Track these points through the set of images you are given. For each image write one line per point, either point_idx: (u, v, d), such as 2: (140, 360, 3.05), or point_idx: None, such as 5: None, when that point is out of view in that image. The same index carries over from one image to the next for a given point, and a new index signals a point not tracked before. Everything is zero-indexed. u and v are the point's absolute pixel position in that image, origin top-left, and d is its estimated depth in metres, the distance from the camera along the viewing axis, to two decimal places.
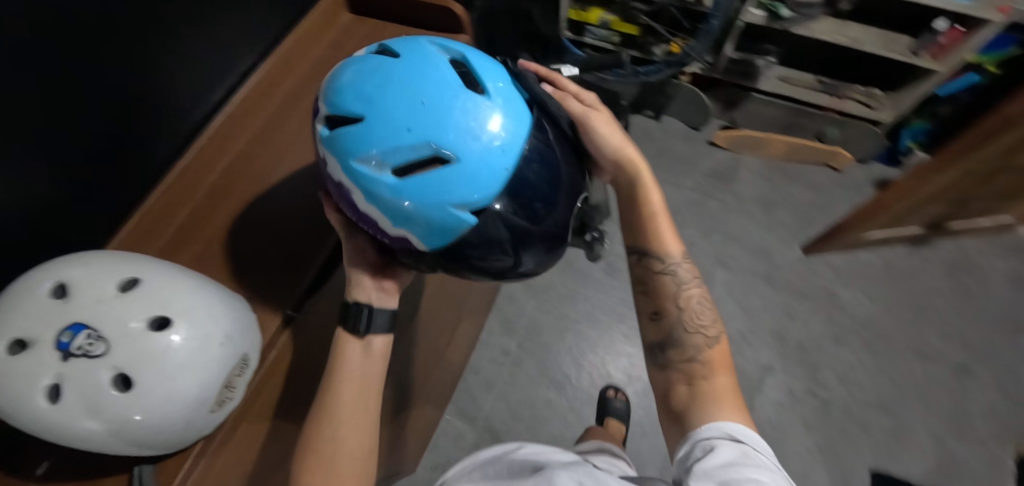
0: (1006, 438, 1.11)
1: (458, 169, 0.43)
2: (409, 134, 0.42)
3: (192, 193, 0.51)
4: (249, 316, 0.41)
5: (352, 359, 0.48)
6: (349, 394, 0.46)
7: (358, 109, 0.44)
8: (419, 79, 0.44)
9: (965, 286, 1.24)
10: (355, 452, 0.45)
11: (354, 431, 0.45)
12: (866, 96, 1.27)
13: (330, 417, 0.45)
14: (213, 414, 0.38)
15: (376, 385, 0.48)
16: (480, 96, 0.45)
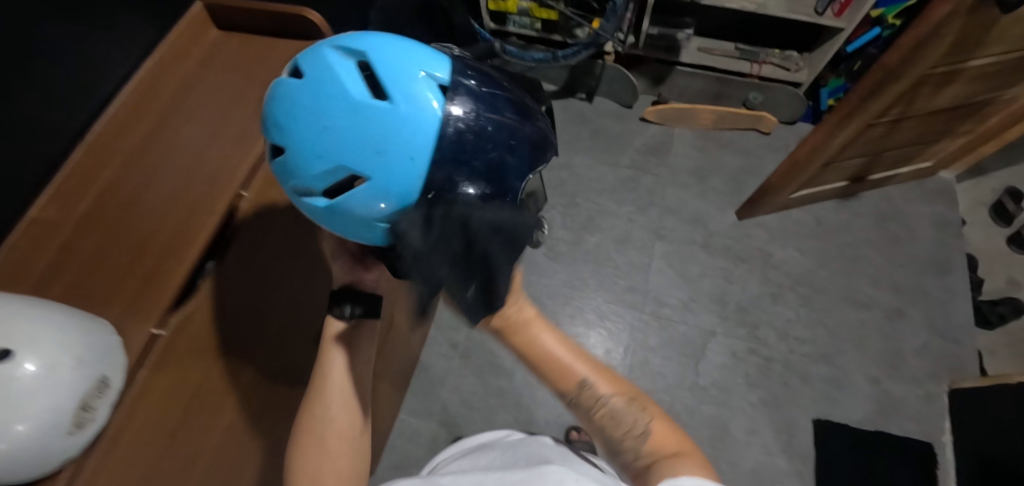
0: (939, 374, 1.15)
1: (370, 187, 0.37)
2: (317, 169, 0.37)
3: (49, 233, 0.48)
4: (100, 340, 0.43)
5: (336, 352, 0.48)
6: (341, 386, 0.47)
7: (276, 133, 0.39)
8: (327, 95, 0.37)
9: (891, 233, 1.30)
10: (345, 432, 0.46)
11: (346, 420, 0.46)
12: (782, 59, 1.31)
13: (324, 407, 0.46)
14: (73, 437, 0.39)
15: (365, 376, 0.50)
16: (389, 107, 0.37)
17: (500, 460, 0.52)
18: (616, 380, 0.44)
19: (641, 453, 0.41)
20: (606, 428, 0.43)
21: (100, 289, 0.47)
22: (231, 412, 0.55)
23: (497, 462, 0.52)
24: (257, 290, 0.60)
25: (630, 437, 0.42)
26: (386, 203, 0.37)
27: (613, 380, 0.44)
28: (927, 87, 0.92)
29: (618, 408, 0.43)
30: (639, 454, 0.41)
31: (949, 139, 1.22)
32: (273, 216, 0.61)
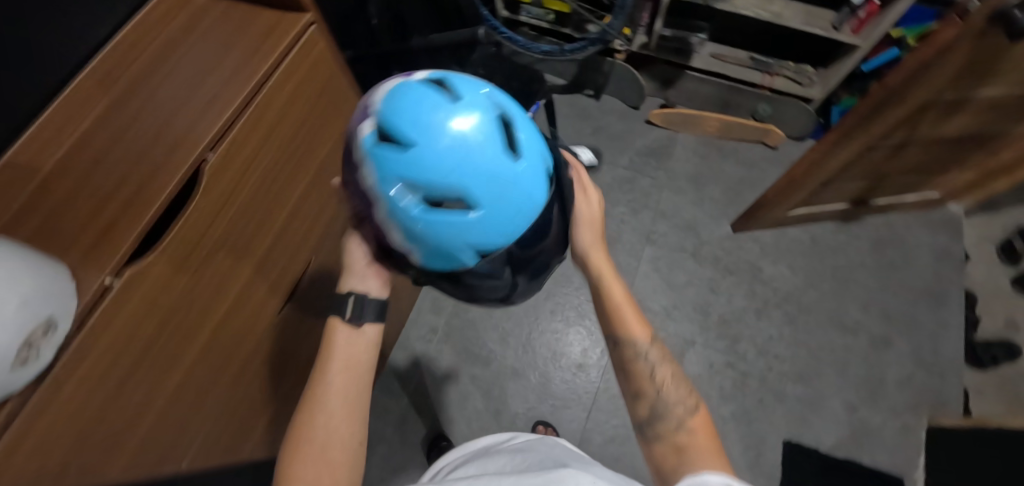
0: (919, 407, 1.13)
1: (478, 221, 0.43)
2: (442, 177, 0.42)
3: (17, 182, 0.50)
4: (52, 281, 0.44)
5: (343, 337, 0.54)
6: (343, 360, 0.53)
7: (409, 135, 0.42)
8: (475, 132, 0.42)
9: (889, 260, 1.26)
10: (345, 438, 0.49)
11: (347, 391, 0.51)
12: (795, 72, 1.28)
13: (326, 380, 0.51)
14: (15, 372, 0.42)
15: (366, 355, 0.55)
16: (520, 166, 0.44)
17: (509, 464, 0.61)
18: (668, 352, 0.57)
19: (683, 425, 0.51)
20: (663, 390, 0.54)
21: (53, 240, 0.49)
22: (175, 370, 0.59)
23: (505, 467, 0.61)
24: (224, 262, 0.63)
25: (681, 405, 0.53)
26: (481, 237, 0.44)
27: (664, 352, 0.56)
28: (931, 113, 0.89)
29: (666, 379, 0.55)
30: (683, 424, 0.51)
31: (958, 170, 1.18)
32: (243, 179, 0.61)
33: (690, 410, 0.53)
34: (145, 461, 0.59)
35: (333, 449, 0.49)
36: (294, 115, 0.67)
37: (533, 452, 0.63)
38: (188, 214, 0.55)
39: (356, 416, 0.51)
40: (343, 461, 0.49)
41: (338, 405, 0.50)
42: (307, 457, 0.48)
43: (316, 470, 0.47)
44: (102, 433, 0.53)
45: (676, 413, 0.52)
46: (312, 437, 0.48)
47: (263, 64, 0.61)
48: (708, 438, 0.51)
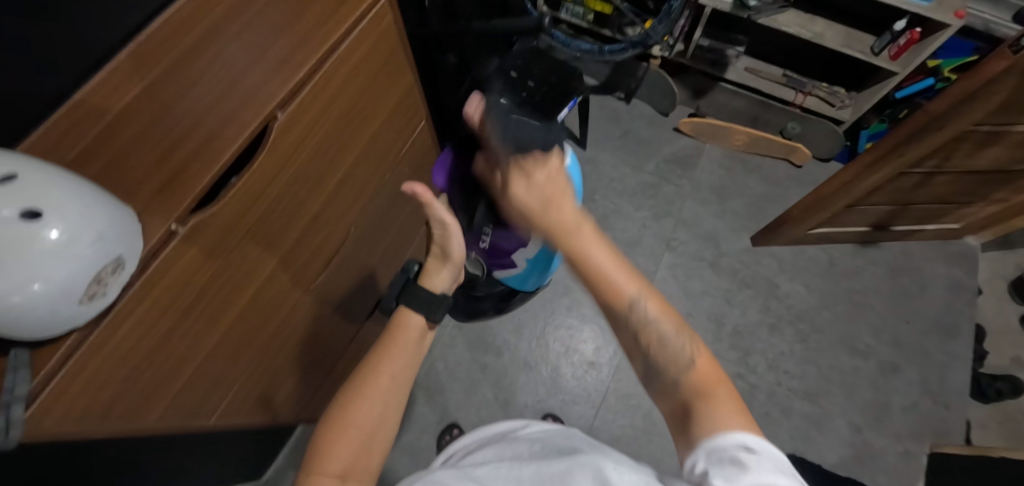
0: (922, 434, 1.14)
1: None
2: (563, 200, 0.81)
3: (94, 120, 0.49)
4: (125, 221, 0.45)
5: (411, 330, 0.60)
6: (405, 353, 0.57)
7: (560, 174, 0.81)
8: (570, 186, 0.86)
9: (903, 288, 1.28)
10: (383, 428, 0.52)
11: (399, 380, 0.55)
12: (828, 93, 1.30)
13: (386, 366, 0.55)
14: (84, 304, 0.44)
15: (421, 352, 0.60)
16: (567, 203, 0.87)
17: (528, 452, 0.57)
18: (670, 311, 0.49)
19: (680, 386, 0.47)
20: (654, 351, 0.49)
21: (126, 175, 0.49)
22: (227, 325, 0.64)
23: (524, 453, 0.57)
24: (274, 223, 0.65)
25: (674, 367, 0.47)
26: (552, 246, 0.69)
27: (662, 307, 0.49)
28: (967, 144, 0.90)
29: (659, 337, 0.48)
30: (678, 386, 0.47)
31: (980, 204, 1.20)
32: (303, 143, 0.65)
33: (691, 363, 0.48)
34: (179, 412, 0.61)
35: (376, 436, 0.51)
36: (354, 87, 0.71)
37: (552, 441, 0.59)
38: (251, 173, 0.58)
39: (398, 405, 0.54)
40: (380, 444, 0.52)
41: (388, 393, 0.53)
42: (350, 440, 0.50)
43: (356, 450, 0.50)
44: (149, 377, 0.55)
45: (676, 381, 0.47)
46: (359, 423, 0.51)
47: (334, 33, 0.64)
48: (719, 388, 0.46)
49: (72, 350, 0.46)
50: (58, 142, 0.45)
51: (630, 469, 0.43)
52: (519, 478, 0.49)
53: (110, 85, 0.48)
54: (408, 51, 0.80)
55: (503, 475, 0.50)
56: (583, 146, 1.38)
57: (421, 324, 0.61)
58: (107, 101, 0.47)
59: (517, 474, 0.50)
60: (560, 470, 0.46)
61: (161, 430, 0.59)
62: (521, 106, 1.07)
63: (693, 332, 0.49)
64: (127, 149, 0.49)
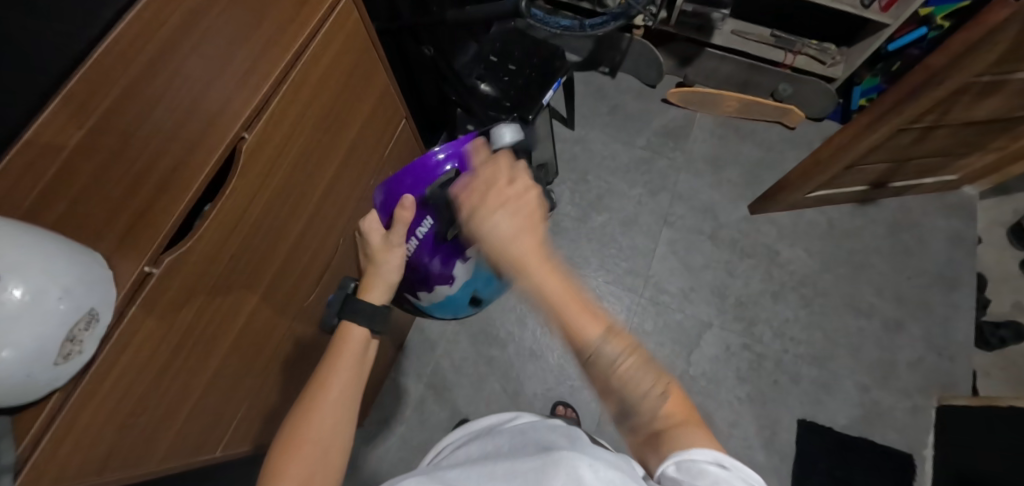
0: (929, 388, 1.14)
1: None
2: None
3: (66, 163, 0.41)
4: (92, 271, 0.42)
5: (354, 342, 0.57)
6: (350, 367, 0.54)
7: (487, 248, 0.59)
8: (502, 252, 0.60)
9: (904, 244, 1.27)
10: (342, 445, 0.50)
11: (347, 394, 0.52)
12: (818, 51, 1.25)
13: (333, 380, 0.52)
14: (59, 366, 0.40)
15: (370, 361, 0.58)
16: None
17: (507, 447, 0.47)
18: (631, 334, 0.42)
19: (656, 414, 0.42)
20: (627, 386, 0.42)
21: (95, 220, 0.44)
22: (222, 354, 0.61)
23: (504, 449, 0.47)
24: (259, 249, 0.63)
25: (648, 396, 0.42)
26: None
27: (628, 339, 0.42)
28: (966, 96, 0.88)
29: (629, 371, 0.41)
30: (656, 414, 0.42)
31: (977, 154, 1.18)
32: (279, 157, 0.62)
33: (658, 395, 0.42)
34: (182, 450, 0.59)
35: (333, 452, 0.48)
36: (325, 96, 0.68)
37: (539, 433, 0.48)
38: (226, 196, 0.55)
39: (350, 417, 0.52)
40: (335, 463, 0.48)
41: (338, 405, 0.51)
42: (305, 457, 0.47)
43: (313, 466, 0.47)
44: (145, 422, 0.53)
45: (646, 406, 0.42)
46: (313, 439, 0.48)
47: (296, 40, 0.60)
48: (692, 423, 0.42)
49: (55, 411, 0.43)
50: (18, 187, 0.38)
51: (610, 471, 0.36)
52: (490, 474, 0.40)
53: (66, 118, 0.40)
54: (380, 50, 0.77)
55: (471, 472, 0.41)
56: (571, 125, 1.34)
57: (362, 336, 0.57)
58: (63, 137, 0.40)
59: (487, 469, 0.41)
60: (532, 466, 0.37)
61: (161, 470, 0.57)
62: (504, 91, 1.05)
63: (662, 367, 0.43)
64: (86, 188, 0.43)
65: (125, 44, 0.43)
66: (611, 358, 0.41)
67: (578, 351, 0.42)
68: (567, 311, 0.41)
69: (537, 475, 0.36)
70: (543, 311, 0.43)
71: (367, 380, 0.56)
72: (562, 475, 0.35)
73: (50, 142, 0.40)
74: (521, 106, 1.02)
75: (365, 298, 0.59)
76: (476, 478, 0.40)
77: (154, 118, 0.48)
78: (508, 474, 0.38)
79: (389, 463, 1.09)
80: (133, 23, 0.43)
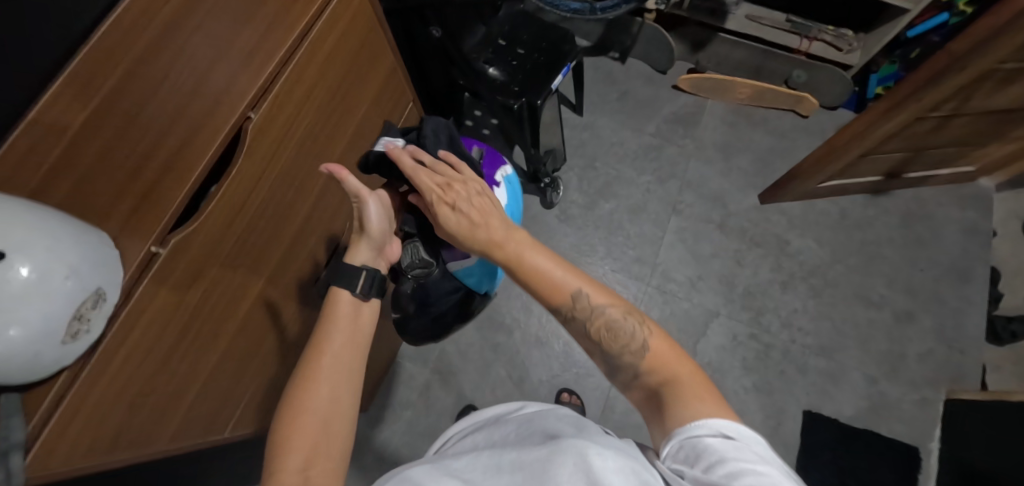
0: (939, 381, 1.13)
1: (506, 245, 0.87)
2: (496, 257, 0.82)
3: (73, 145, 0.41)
4: (97, 249, 0.42)
5: (345, 304, 0.56)
6: (345, 334, 0.53)
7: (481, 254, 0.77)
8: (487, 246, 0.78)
9: (917, 236, 1.25)
10: (345, 415, 0.49)
11: (342, 360, 0.51)
12: (834, 36, 1.23)
13: (327, 348, 0.51)
14: (67, 344, 0.40)
15: (366, 325, 0.56)
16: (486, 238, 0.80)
17: (515, 436, 0.47)
18: (612, 293, 0.49)
19: (639, 371, 0.47)
20: (607, 340, 0.48)
21: (100, 200, 0.44)
22: (230, 336, 0.62)
23: (511, 438, 0.47)
24: (266, 232, 0.62)
25: (627, 353, 0.47)
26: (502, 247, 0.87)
27: (604, 293, 0.49)
28: (988, 83, 0.86)
29: (610, 324, 0.48)
30: (639, 369, 0.47)
31: (994, 144, 1.15)
32: (285, 139, 0.62)
33: (638, 354, 0.47)
34: (192, 430, 0.60)
35: (335, 422, 0.48)
36: (330, 78, 0.67)
37: (546, 422, 0.48)
38: (231, 178, 0.55)
39: (352, 386, 0.50)
40: (340, 433, 0.48)
41: (336, 372, 0.50)
42: (307, 429, 0.46)
43: (316, 437, 0.46)
44: (155, 401, 0.53)
45: (630, 362, 0.47)
46: (313, 408, 0.47)
47: (301, 20, 0.59)
48: (676, 368, 0.46)
49: (62, 390, 0.43)
50: (25, 166, 0.38)
51: (620, 459, 0.35)
52: (498, 465, 0.40)
53: (66, 96, 0.40)
54: (387, 31, 0.76)
55: (478, 463, 0.41)
56: (579, 111, 1.32)
57: (353, 298, 0.56)
58: (66, 118, 0.40)
59: (493, 459, 0.41)
60: (539, 455, 0.37)
61: (173, 451, 0.57)
62: (512, 75, 1.03)
63: (640, 312, 0.49)
64: (92, 170, 0.43)
65: (127, 22, 0.43)
66: (584, 315, 0.48)
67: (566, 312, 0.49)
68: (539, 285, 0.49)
69: (542, 466, 0.36)
70: (534, 293, 0.50)
71: (367, 347, 0.54)
72: (569, 464, 0.35)
73: (54, 124, 0.40)
74: (529, 90, 1.01)
75: (347, 260, 0.59)
76: (484, 469, 0.40)
77: (159, 99, 0.47)
78: (515, 464, 0.38)
79: (394, 447, 1.10)
80: (132, 7, 0.43)
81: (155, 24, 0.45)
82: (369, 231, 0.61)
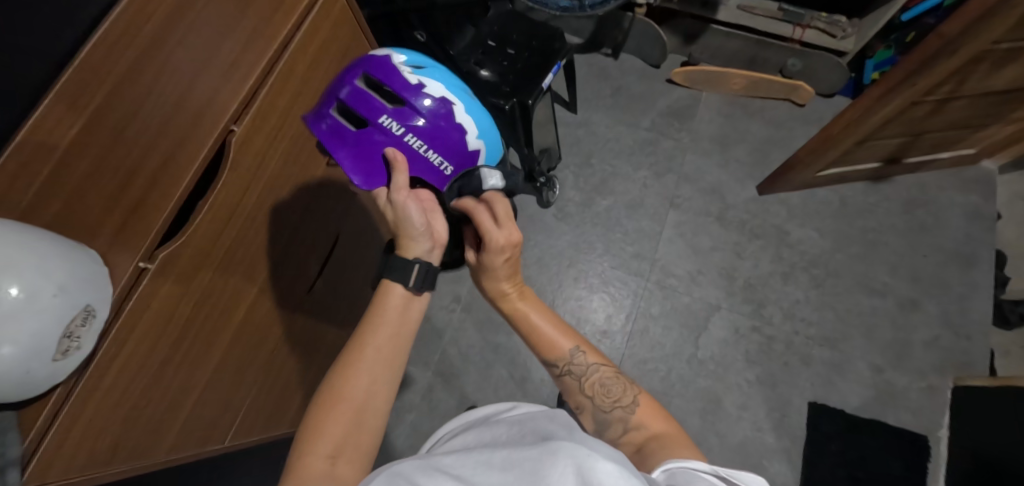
0: (945, 368, 1.12)
1: (422, 70, 0.65)
2: (442, 78, 0.65)
3: (55, 167, 0.41)
4: (85, 267, 0.42)
5: (398, 299, 0.54)
6: (395, 324, 0.53)
7: (478, 118, 0.66)
8: (464, 95, 0.66)
9: (919, 222, 1.24)
10: (379, 408, 0.48)
11: (385, 350, 0.50)
12: (828, 23, 1.20)
13: (371, 338, 0.51)
14: (58, 361, 0.41)
15: (414, 320, 0.55)
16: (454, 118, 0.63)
17: (505, 437, 0.47)
18: (604, 355, 0.60)
19: (628, 425, 0.55)
20: (596, 396, 0.59)
21: (88, 216, 0.45)
22: (228, 346, 0.63)
23: (502, 438, 0.47)
24: (256, 243, 0.63)
25: (618, 407, 0.56)
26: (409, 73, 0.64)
27: (599, 356, 0.60)
28: (983, 65, 0.85)
29: (602, 380, 0.59)
30: (629, 423, 0.55)
31: (995, 126, 1.14)
32: (271, 148, 0.62)
33: (629, 409, 0.56)
34: (192, 439, 0.60)
35: (370, 413, 0.48)
36: (314, 87, 0.67)
37: (535, 423, 0.48)
38: (217, 191, 0.55)
39: (391, 380, 0.50)
40: (372, 426, 0.48)
41: (377, 361, 0.50)
42: (341, 415, 0.46)
43: (346, 425, 0.46)
44: (151, 412, 0.53)
45: (618, 415, 0.56)
46: (349, 396, 0.48)
47: (282, 29, 0.60)
48: (661, 423, 0.53)
49: (58, 404, 0.44)
50: (13, 187, 0.39)
51: (612, 463, 0.36)
52: (488, 460, 0.40)
53: (54, 116, 0.41)
54: (369, 37, 0.76)
55: (468, 459, 0.41)
56: (573, 108, 1.32)
57: (405, 293, 0.55)
58: (55, 137, 0.41)
59: (484, 455, 0.41)
60: (530, 455, 0.38)
61: (172, 459, 0.58)
62: (503, 75, 1.02)
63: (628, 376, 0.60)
64: (81, 188, 0.44)
65: (111, 40, 0.43)
66: (581, 368, 0.60)
67: (557, 363, 0.61)
68: (545, 337, 0.62)
69: (535, 465, 0.36)
70: (536, 342, 0.62)
71: (412, 343, 0.54)
72: (561, 465, 0.35)
73: (43, 143, 0.40)
74: (521, 90, 1.00)
75: (402, 255, 0.56)
76: (474, 464, 0.40)
77: (143, 115, 0.48)
78: (506, 462, 0.38)
79: (399, 451, 1.10)
80: (117, 21, 0.43)
81: (139, 40, 0.46)
82: (409, 229, 0.56)
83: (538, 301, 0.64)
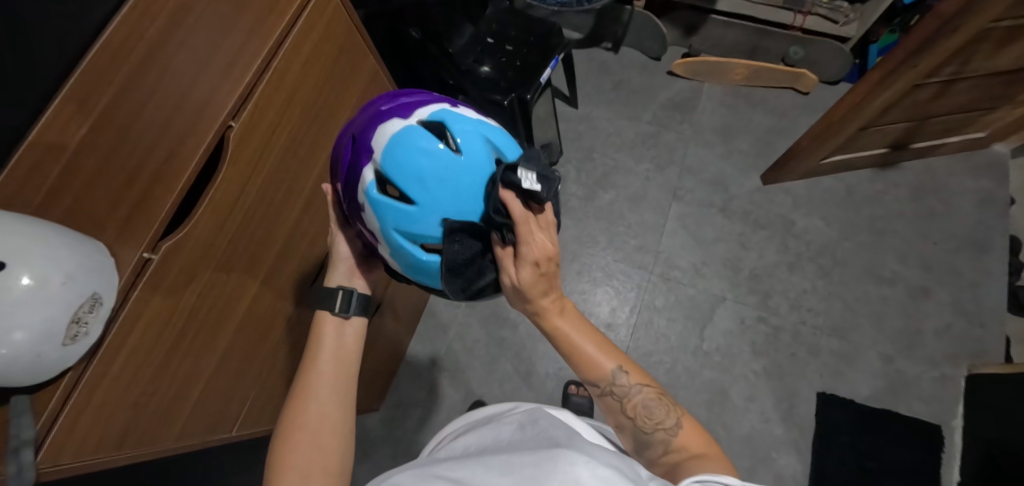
0: (959, 357, 1.10)
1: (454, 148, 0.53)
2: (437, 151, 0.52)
3: (60, 170, 0.43)
4: (92, 257, 0.44)
5: (331, 325, 0.56)
6: (334, 351, 0.55)
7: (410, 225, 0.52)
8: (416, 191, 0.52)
9: (928, 208, 1.22)
10: (337, 428, 0.50)
11: (328, 375, 0.52)
12: (830, 10, 1.18)
13: (313, 368, 0.53)
14: (68, 346, 0.43)
15: (354, 341, 0.57)
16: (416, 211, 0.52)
17: (507, 441, 0.48)
18: (647, 375, 0.54)
19: (669, 447, 0.49)
20: (637, 417, 0.53)
21: (93, 211, 0.47)
22: (232, 340, 0.65)
23: (504, 442, 0.48)
24: (256, 237, 0.65)
25: (659, 428, 0.51)
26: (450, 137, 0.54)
27: (641, 375, 0.54)
28: (987, 43, 0.83)
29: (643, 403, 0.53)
30: (669, 445, 0.49)
31: (1005, 108, 1.12)
32: (269, 142, 0.64)
33: (672, 430, 0.50)
34: (198, 430, 0.62)
35: (328, 434, 0.49)
36: (309, 85, 0.69)
37: (533, 427, 0.49)
38: (217, 185, 0.57)
39: (345, 403, 0.52)
40: (335, 445, 0.49)
41: (324, 388, 0.51)
42: (302, 444, 0.48)
43: (311, 452, 0.48)
44: (158, 401, 0.55)
45: (659, 439, 0.50)
46: (305, 423, 0.49)
47: (278, 27, 0.62)
48: (705, 445, 0.49)
49: (69, 391, 0.46)
50: (25, 185, 0.41)
51: (608, 469, 0.36)
52: (488, 465, 0.41)
53: (62, 118, 0.43)
54: (364, 34, 0.78)
55: (468, 464, 0.42)
56: (573, 104, 1.33)
57: (335, 318, 0.57)
58: (63, 137, 0.43)
59: (485, 462, 0.41)
60: (530, 462, 0.38)
61: (181, 447, 0.61)
62: (502, 71, 1.03)
63: (672, 397, 0.54)
64: (89, 183, 0.46)
65: (117, 40, 0.46)
66: (624, 390, 0.53)
67: (597, 385, 0.54)
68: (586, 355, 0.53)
69: (534, 470, 0.37)
70: (577, 363, 0.54)
71: (357, 363, 0.56)
72: (559, 473, 0.35)
73: (52, 143, 0.43)
74: (520, 86, 1.02)
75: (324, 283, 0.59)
76: (473, 468, 0.41)
77: (146, 110, 0.50)
78: (505, 467, 0.39)
79: (407, 446, 1.12)
80: (118, 29, 0.46)
81: (145, 40, 0.48)
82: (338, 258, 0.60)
83: (575, 311, 0.55)
